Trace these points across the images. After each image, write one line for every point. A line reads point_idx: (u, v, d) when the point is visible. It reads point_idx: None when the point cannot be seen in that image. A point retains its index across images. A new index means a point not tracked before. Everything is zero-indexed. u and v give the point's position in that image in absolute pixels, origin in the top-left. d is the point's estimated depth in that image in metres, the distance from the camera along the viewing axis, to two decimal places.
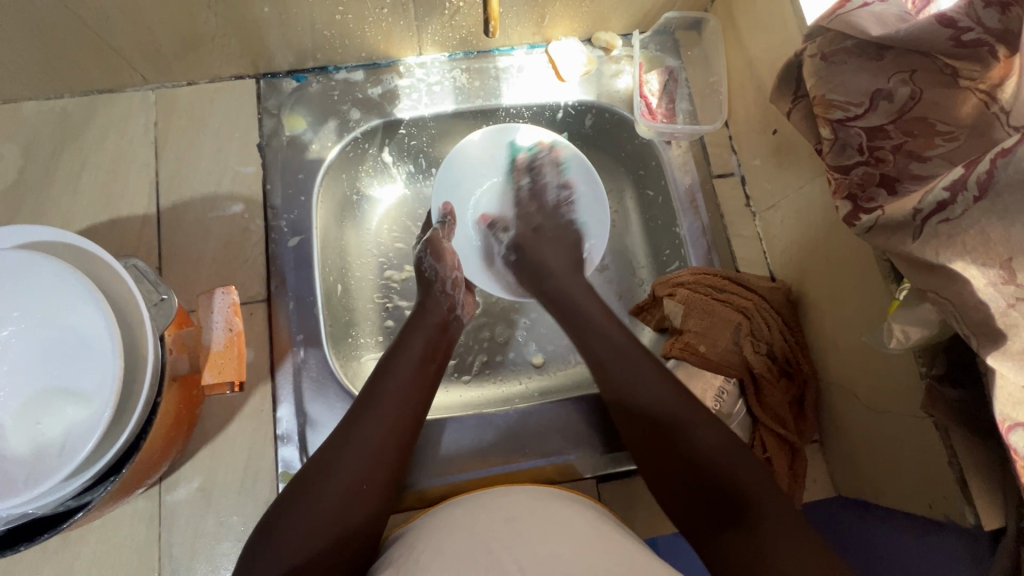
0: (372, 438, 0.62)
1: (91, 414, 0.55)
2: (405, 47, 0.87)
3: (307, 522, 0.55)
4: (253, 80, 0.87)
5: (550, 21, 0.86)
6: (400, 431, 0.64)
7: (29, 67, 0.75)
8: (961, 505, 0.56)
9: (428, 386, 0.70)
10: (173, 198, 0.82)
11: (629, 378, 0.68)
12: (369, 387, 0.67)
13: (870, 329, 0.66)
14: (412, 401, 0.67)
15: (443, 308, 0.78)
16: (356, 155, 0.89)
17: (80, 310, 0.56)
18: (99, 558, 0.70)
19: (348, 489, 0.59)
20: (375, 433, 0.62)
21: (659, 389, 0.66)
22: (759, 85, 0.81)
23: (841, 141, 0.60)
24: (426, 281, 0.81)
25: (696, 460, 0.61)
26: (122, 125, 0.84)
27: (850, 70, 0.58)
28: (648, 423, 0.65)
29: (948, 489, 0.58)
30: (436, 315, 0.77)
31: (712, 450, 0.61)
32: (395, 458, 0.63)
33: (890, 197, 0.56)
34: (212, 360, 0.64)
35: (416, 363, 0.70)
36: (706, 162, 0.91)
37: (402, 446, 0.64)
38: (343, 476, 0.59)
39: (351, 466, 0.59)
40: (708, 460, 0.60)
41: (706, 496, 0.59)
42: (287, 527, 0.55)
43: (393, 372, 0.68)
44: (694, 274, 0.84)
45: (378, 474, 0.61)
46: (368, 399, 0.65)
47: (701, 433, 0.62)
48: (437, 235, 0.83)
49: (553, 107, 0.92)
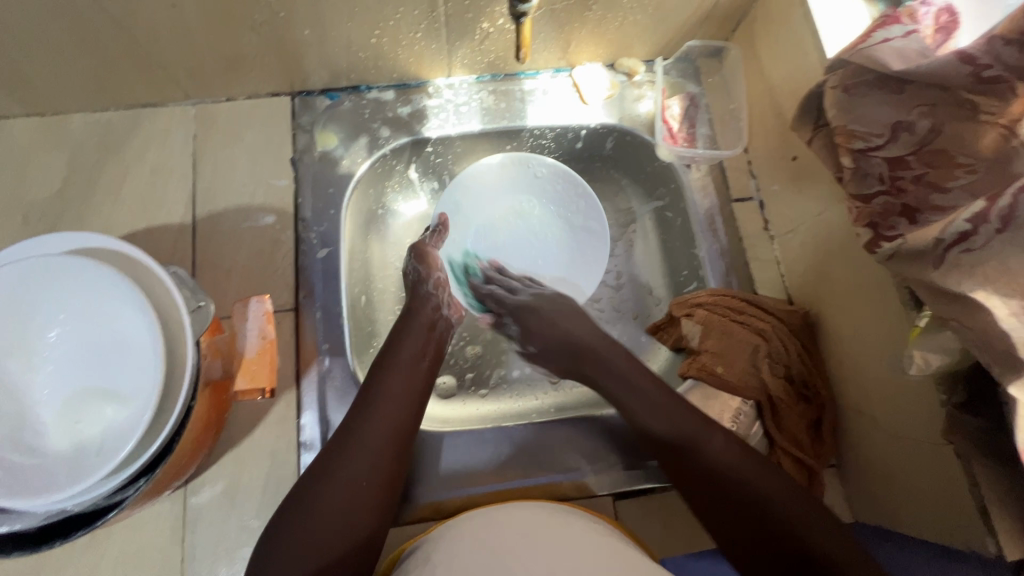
0: (372, 440, 0.63)
1: (133, 416, 0.57)
2: (435, 69, 0.90)
3: (320, 520, 0.58)
4: (289, 98, 0.91)
5: (575, 47, 0.89)
6: (396, 433, 0.65)
7: (82, 81, 0.79)
8: (983, 533, 0.57)
9: (422, 389, 0.71)
10: (209, 208, 0.86)
11: (636, 403, 0.73)
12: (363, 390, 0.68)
13: (890, 353, 0.66)
14: (398, 402, 0.67)
15: (429, 308, 0.79)
16: (384, 171, 0.92)
17: (126, 316, 0.58)
18: (123, 557, 0.72)
19: (360, 488, 0.61)
20: (372, 435, 0.64)
21: (668, 409, 0.70)
22: (779, 112, 0.83)
23: (863, 169, 0.62)
24: (410, 284, 0.82)
25: (716, 471, 0.63)
26: (162, 137, 0.88)
27: (873, 101, 0.60)
28: (664, 443, 0.69)
29: (969, 516, 0.58)
30: (424, 316, 0.78)
31: (732, 461, 0.63)
32: (398, 458, 0.65)
33: (910, 226, 0.58)
34: (246, 366, 0.69)
35: (405, 366, 0.71)
36: (725, 186, 0.92)
37: (399, 448, 0.65)
38: (351, 476, 0.61)
39: (357, 465, 0.61)
40: (726, 469, 0.63)
41: (728, 501, 0.61)
42: (305, 525, 0.57)
43: (385, 376, 0.69)
44: (712, 295, 0.85)
45: (383, 474, 0.63)
46: (364, 401, 0.67)
47: (712, 447, 0.65)
48: (424, 243, 0.84)
49: (575, 129, 0.94)
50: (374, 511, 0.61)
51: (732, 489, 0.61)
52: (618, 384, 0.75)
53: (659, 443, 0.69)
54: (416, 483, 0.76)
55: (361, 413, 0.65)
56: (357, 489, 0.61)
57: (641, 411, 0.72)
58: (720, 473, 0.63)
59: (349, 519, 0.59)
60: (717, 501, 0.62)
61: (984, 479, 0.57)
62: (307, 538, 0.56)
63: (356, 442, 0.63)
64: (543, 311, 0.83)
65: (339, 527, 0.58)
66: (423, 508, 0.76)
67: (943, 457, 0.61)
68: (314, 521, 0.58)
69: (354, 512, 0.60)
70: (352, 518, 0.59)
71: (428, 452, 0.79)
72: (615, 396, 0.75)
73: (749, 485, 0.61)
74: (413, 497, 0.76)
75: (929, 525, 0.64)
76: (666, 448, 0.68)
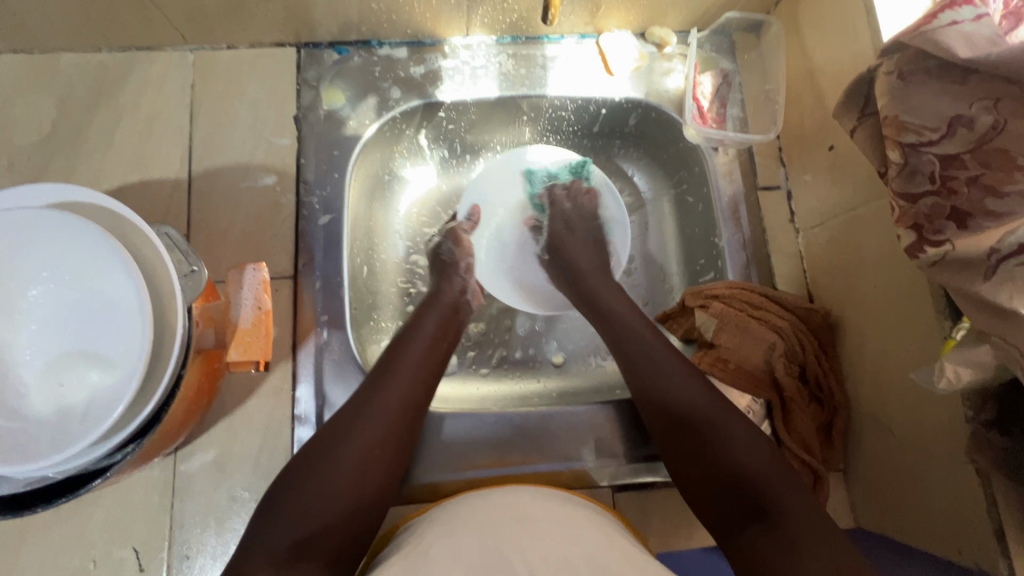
0: (387, 416, 0.62)
1: (119, 382, 0.54)
2: (452, 27, 0.84)
3: (319, 490, 0.56)
4: (294, 49, 0.85)
5: (604, 12, 0.83)
6: (404, 414, 0.64)
7: (71, 17, 0.73)
8: (995, 551, 0.55)
9: (437, 369, 0.71)
10: (206, 164, 0.81)
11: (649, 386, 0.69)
12: (378, 369, 0.67)
13: (917, 359, 0.64)
14: (413, 384, 0.66)
15: (455, 290, 0.80)
16: (393, 135, 0.87)
17: (112, 278, 0.55)
18: (111, 521, 0.70)
19: (364, 460, 0.59)
20: (380, 413, 0.62)
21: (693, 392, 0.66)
22: (820, 97, 0.78)
23: (912, 166, 0.56)
24: (441, 262, 0.83)
25: (724, 463, 0.60)
26: (158, 84, 0.82)
27: (930, 91, 0.55)
28: (679, 428, 0.65)
29: (981, 535, 0.57)
30: (447, 298, 0.78)
31: (748, 454, 0.59)
32: (403, 438, 0.63)
33: (959, 231, 0.53)
34: (238, 337, 0.62)
35: (426, 344, 0.71)
36: (753, 173, 0.87)
37: (406, 430, 0.64)
38: (357, 447, 0.59)
39: (362, 438, 0.60)
40: (738, 462, 0.59)
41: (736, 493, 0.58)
42: (303, 495, 0.55)
43: (401, 356, 0.68)
44: (730, 287, 0.81)
45: (386, 452, 0.61)
46: (372, 380, 0.65)
47: (734, 439, 0.61)
48: (459, 228, 0.86)
49: (598, 103, 0.89)
50: (375, 486, 0.59)
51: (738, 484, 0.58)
52: (631, 343, 0.73)
53: (671, 430, 0.66)
54: (412, 463, 0.74)
55: (370, 392, 0.64)
56: (361, 459, 0.59)
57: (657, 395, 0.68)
58: (730, 465, 0.59)
59: (350, 489, 0.57)
60: (725, 497, 0.59)
61: (1005, 501, 0.55)
62: (308, 507, 0.54)
63: (365, 416, 0.61)
64: (573, 240, 0.86)
65: (340, 499, 0.56)
66: (417, 487, 0.74)
67: (963, 476, 0.59)
68: (316, 493, 0.55)
69: (353, 482, 0.58)
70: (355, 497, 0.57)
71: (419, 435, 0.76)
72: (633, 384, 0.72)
73: (762, 487, 0.57)
74: (408, 478, 0.74)
75: (943, 546, 0.62)
76: (676, 431, 0.65)
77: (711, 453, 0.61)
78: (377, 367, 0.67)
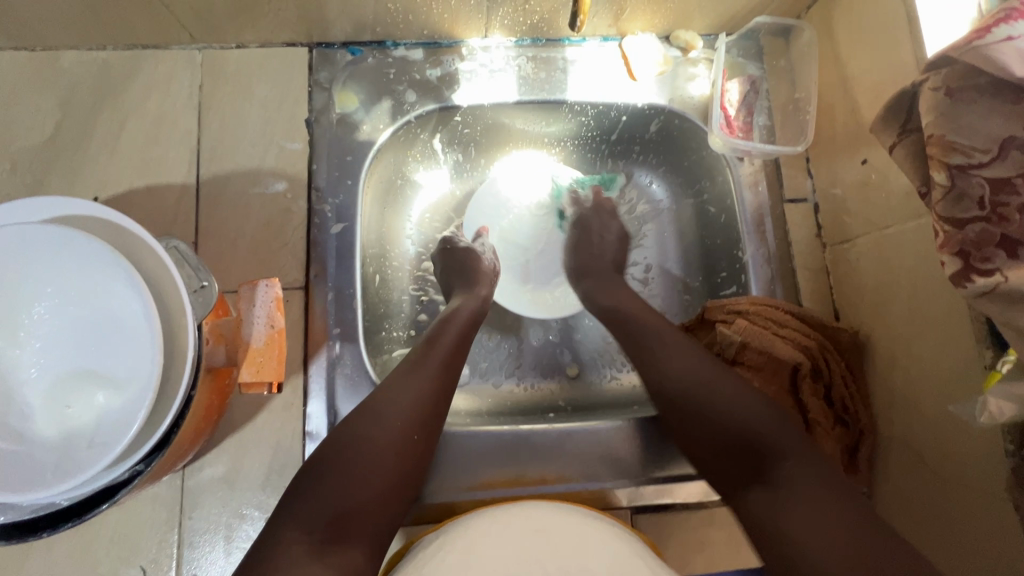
0: (411, 406, 0.60)
1: (129, 405, 0.52)
2: (470, 28, 0.80)
3: (347, 485, 0.53)
4: (306, 49, 0.82)
5: (629, 14, 0.79)
6: (431, 411, 0.62)
7: (74, 15, 0.70)
8: None
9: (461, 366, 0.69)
10: (214, 169, 0.78)
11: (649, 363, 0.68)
12: (406, 364, 0.65)
13: (954, 377, 0.61)
14: (441, 381, 0.64)
15: (485, 287, 0.78)
16: (407, 140, 0.84)
17: (118, 297, 0.52)
18: (118, 539, 0.69)
19: (391, 455, 0.57)
20: (409, 408, 0.60)
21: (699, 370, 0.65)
22: (854, 109, 0.75)
23: (959, 190, 0.53)
24: (471, 260, 0.81)
25: (729, 431, 0.58)
26: (165, 84, 0.79)
27: (979, 110, 0.52)
28: (681, 405, 0.63)
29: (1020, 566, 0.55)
30: (479, 296, 0.76)
31: (751, 420, 0.58)
32: (427, 435, 0.61)
33: (1011, 260, 0.50)
34: (251, 357, 0.63)
35: (456, 341, 0.69)
36: (779, 184, 0.84)
37: (432, 423, 0.62)
38: (384, 441, 0.57)
39: (389, 432, 0.58)
40: (741, 430, 0.58)
41: (743, 462, 0.56)
42: (330, 491, 0.53)
43: (429, 353, 0.66)
44: (754, 304, 0.79)
45: (413, 450, 0.59)
46: (400, 374, 0.63)
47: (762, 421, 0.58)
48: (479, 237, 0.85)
49: (620, 108, 0.86)
50: (394, 476, 0.57)
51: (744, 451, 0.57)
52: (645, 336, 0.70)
53: (671, 409, 0.64)
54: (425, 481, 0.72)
55: (398, 388, 0.61)
56: (387, 454, 0.57)
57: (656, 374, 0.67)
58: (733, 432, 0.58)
59: (376, 484, 0.55)
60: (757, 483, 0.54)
61: None
62: (333, 503, 0.52)
63: (386, 406, 0.59)
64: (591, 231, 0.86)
65: (365, 488, 0.54)
66: (430, 506, 0.73)
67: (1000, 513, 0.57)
68: (342, 485, 0.53)
69: (380, 476, 0.55)
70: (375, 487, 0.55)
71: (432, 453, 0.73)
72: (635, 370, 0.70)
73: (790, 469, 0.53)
74: (421, 496, 0.72)
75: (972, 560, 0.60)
76: (679, 415, 0.63)
77: (715, 421, 0.60)
78: (406, 363, 0.65)
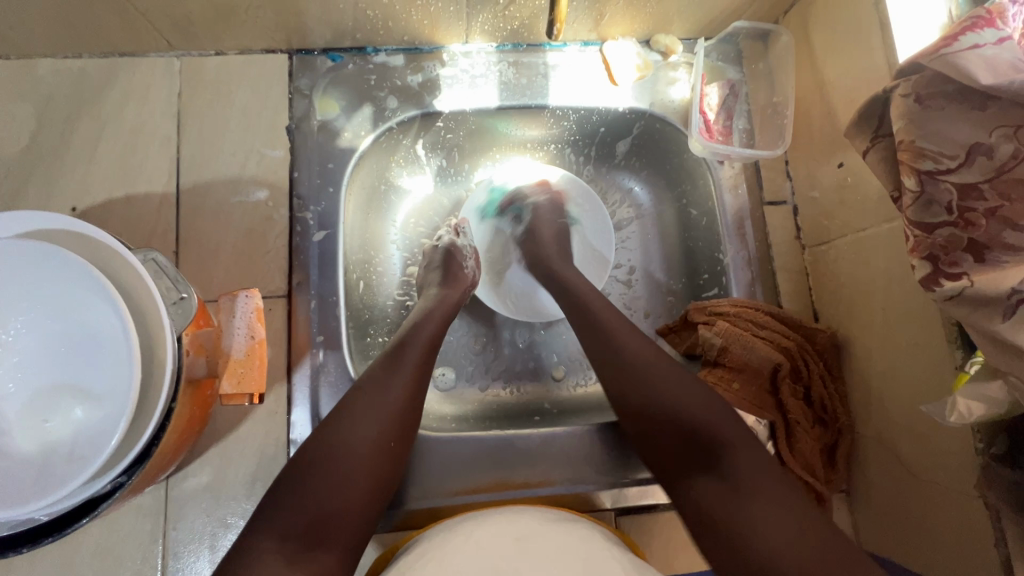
0: (387, 404, 0.60)
1: (106, 418, 0.51)
2: (451, 34, 0.80)
3: (325, 489, 0.53)
4: (286, 55, 0.81)
5: (608, 19, 0.79)
6: (408, 411, 0.62)
7: (47, 25, 0.69)
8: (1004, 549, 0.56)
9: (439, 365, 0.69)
10: (194, 178, 0.78)
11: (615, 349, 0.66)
12: (382, 366, 0.64)
13: (932, 364, 0.62)
14: (415, 383, 0.64)
15: (464, 284, 0.79)
16: (389, 146, 0.84)
17: (93, 311, 0.52)
18: (102, 552, 0.68)
19: (373, 461, 0.57)
20: (385, 411, 0.59)
21: (656, 361, 0.64)
22: (830, 113, 0.76)
23: (927, 196, 0.54)
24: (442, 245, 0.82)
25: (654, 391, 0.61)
26: (143, 92, 0.78)
27: (947, 117, 0.53)
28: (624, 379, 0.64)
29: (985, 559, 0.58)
30: (454, 297, 0.77)
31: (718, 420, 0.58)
32: (404, 433, 0.61)
33: (976, 264, 0.51)
34: (231, 368, 0.64)
35: (427, 344, 0.68)
36: (759, 187, 0.85)
37: (409, 423, 0.62)
38: (362, 443, 0.57)
39: (368, 432, 0.58)
40: (672, 398, 0.60)
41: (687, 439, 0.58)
42: (305, 495, 0.53)
43: (404, 355, 0.66)
44: (735, 306, 0.79)
45: (390, 457, 0.59)
46: (376, 376, 0.62)
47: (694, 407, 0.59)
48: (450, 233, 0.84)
49: (603, 111, 0.86)
50: (369, 474, 0.56)
51: (700, 443, 0.57)
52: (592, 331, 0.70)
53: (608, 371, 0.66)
54: (407, 488, 0.72)
55: (377, 391, 0.61)
56: (364, 457, 0.56)
57: (625, 378, 0.64)
58: (695, 422, 0.58)
59: (356, 489, 0.55)
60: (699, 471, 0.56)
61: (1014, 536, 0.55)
62: (313, 503, 0.52)
63: (361, 405, 0.59)
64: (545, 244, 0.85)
65: (337, 485, 0.54)
66: (415, 512, 0.73)
67: (971, 510, 0.59)
68: (317, 489, 0.53)
69: (352, 473, 0.55)
70: (343, 481, 0.54)
71: (416, 459, 0.74)
72: (596, 354, 0.68)
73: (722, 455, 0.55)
74: (404, 503, 0.72)
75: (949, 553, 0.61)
76: (645, 406, 0.62)
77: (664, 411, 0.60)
78: (380, 363, 0.65)
